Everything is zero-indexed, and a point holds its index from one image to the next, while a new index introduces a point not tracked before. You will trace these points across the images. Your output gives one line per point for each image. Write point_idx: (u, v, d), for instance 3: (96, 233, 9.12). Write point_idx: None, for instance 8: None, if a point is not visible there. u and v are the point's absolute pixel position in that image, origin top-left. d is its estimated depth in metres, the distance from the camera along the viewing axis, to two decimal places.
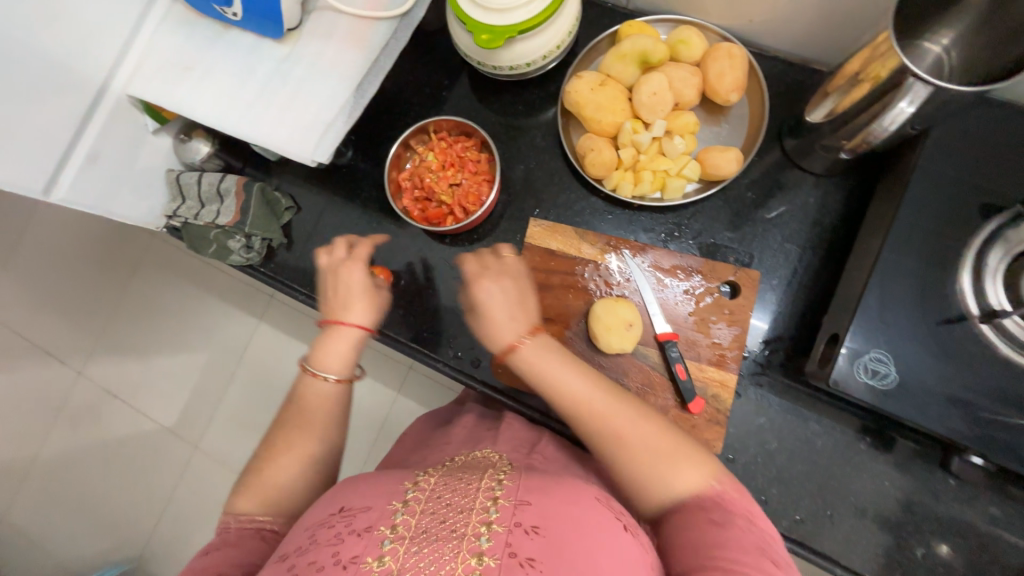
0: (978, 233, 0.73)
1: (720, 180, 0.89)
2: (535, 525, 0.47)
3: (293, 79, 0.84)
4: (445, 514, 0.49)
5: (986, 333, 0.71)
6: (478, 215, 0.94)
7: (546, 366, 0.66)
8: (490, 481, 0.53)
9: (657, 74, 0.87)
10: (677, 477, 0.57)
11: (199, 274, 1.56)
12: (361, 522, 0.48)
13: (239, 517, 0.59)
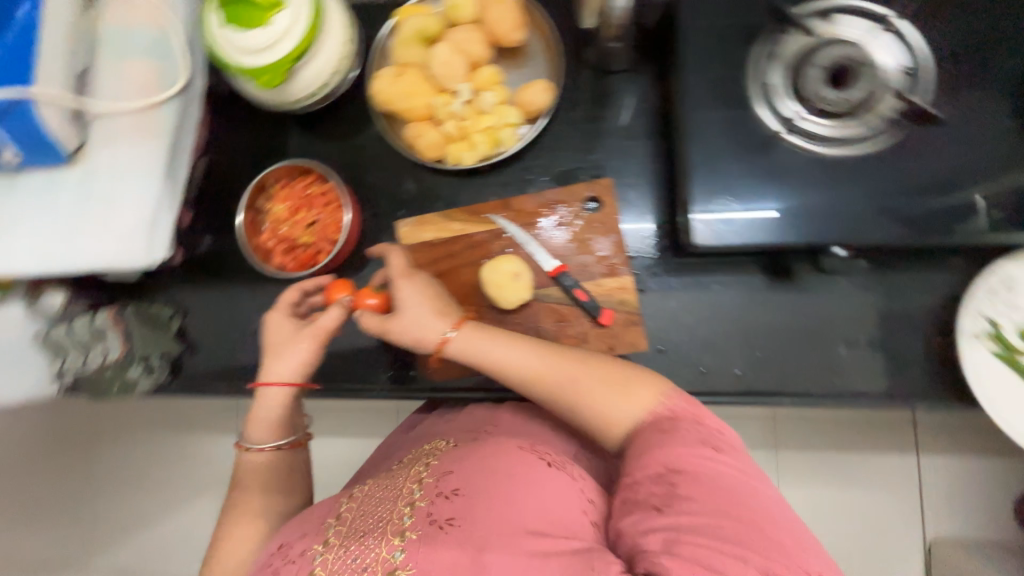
0: (755, 65, 0.81)
1: (541, 114, 0.93)
2: (455, 490, 0.58)
3: (100, 191, 0.83)
4: (366, 517, 0.59)
5: (801, 144, 0.78)
6: (345, 240, 0.94)
7: (478, 351, 0.72)
8: (412, 483, 0.61)
9: (441, 46, 0.90)
10: (627, 401, 0.64)
11: (145, 423, 1.39)
12: (293, 551, 0.59)
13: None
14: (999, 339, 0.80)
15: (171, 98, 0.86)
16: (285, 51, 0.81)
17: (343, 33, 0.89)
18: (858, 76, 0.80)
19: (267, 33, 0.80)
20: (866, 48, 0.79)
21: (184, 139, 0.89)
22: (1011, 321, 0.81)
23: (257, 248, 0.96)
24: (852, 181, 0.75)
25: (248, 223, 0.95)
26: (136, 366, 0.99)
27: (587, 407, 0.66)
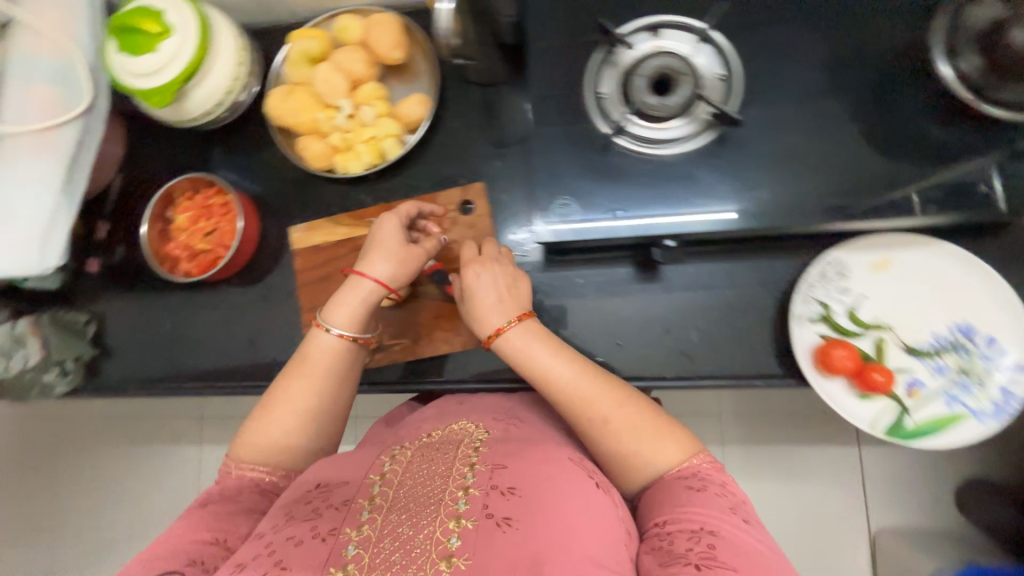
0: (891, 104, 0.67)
1: (422, 127, 0.79)
2: (511, 486, 0.51)
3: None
4: (425, 482, 0.54)
5: (624, 149, 0.68)
6: (236, 250, 0.78)
7: (528, 349, 0.62)
8: (467, 450, 0.57)
9: (322, 65, 0.77)
10: (657, 453, 0.57)
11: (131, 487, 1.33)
12: (339, 496, 0.55)
13: (240, 464, 0.62)
14: (827, 322, 0.66)
15: (72, 119, 0.72)
16: (173, 72, 0.71)
17: (238, 50, 0.77)
18: (686, 84, 0.63)
19: (151, 60, 0.70)
20: (704, 82, 0.64)
21: (91, 157, 0.75)
22: (843, 304, 0.67)
23: (159, 258, 0.82)
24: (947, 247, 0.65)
25: (152, 235, 0.81)
26: (51, 368, 0.83)
27: (633, 445, 0.57)
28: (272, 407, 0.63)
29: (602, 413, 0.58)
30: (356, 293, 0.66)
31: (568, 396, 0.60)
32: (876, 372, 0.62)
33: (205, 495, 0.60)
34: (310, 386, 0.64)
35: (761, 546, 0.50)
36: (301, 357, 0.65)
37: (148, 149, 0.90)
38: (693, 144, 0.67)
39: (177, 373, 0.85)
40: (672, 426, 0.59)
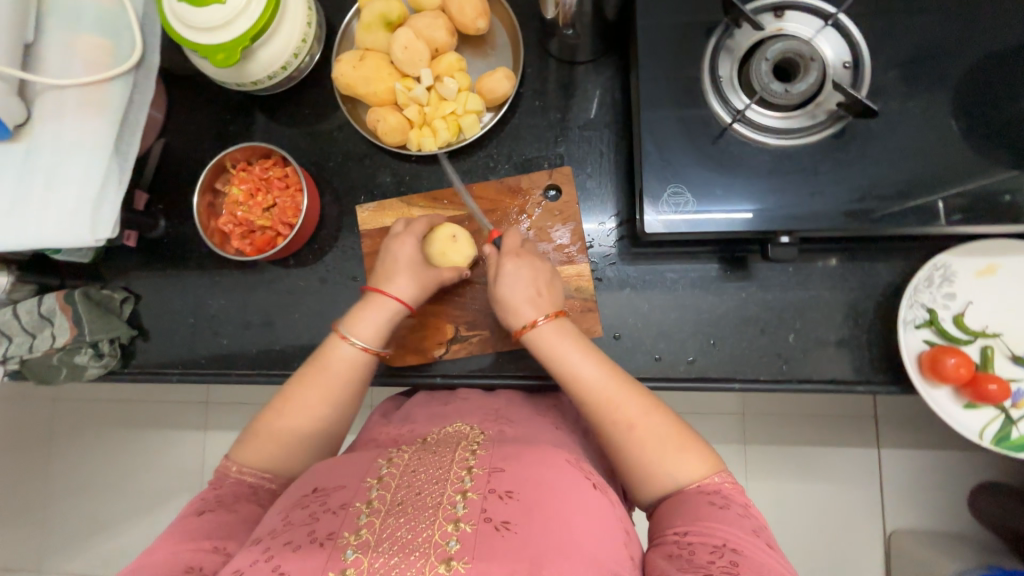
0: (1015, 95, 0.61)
1: (506, 105, 0.73)
2: (508, 490, 0.46)
3: (40, 172, 0.61)
4: (421, 486, 0.48)
5: (744, 137, 0.62)
6: (302, 229, 0.73)
7: (561, 353, 0.59)
8: (465, 452, 0.52)
9: (402, 29, 0.70)
10: (678, 466, 0.52)
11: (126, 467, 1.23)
12: (335, 500, 0.48)
13: (237, 467, 0.57)
14: (933, 328, 0.65)
15: (121, 74, 0.64)
16: (242, 29, 0.64)
17: (305, 7, 0.70)
18: (811, 73, 0.60)
19: (218, 13, 0.62)
20: (829, 71, 0.60)
21: (141, 117, 0.67)
22: (950, 309, 0.65)
23: (209, 233, 0.75)
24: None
25: (202, 206, 0.73)
26: (83, 349, 0.75)
27: (647, 455, 0.53)
28: (283, 410, 0.59)
29: (630, 416, 0.54)
30: (381, 311, 0.64)
31: (592, 392, 0.56)
32: (990, 382, 0.61)
33: (200, 501, 0.54)
34: (326, 395, 0.60)
35: (779, 568, 0.46)
36: (319, 361, 0.61)
37: (194, 114, 0.82)
38: (829, 133, 0.60)
39: (224, 361, 0.78)
40: (696, 439, 0.54)
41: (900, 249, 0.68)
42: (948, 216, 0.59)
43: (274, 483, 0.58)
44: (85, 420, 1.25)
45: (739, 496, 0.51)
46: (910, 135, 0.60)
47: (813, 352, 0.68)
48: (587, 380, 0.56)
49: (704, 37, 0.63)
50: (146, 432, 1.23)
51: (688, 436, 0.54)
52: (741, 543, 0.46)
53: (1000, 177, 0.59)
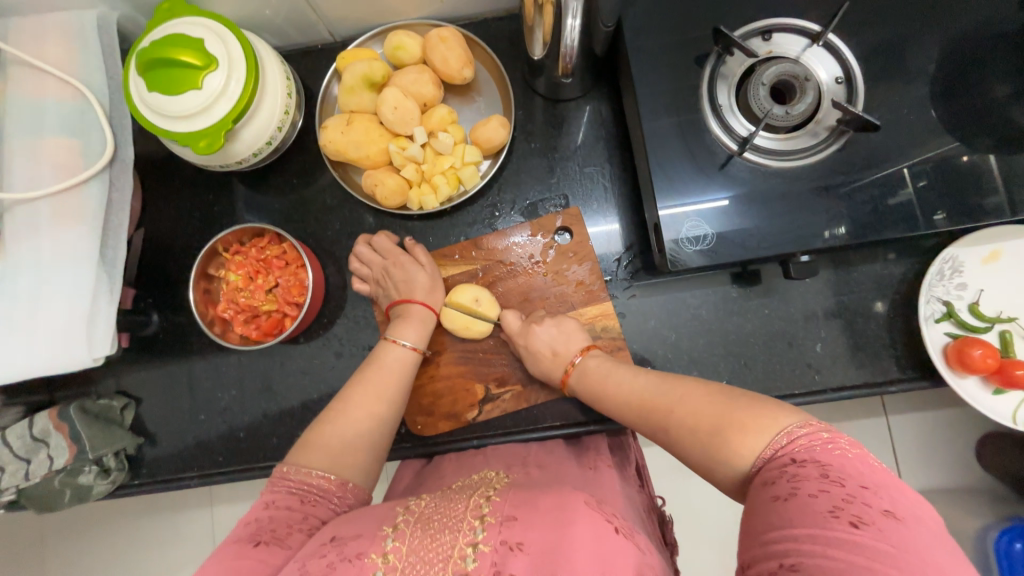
0: (999, 90, 0.63)
1: (503, 152, 0.72)
2: (521, 540, 0.42)
3: (22, 295, 0.56)
4: (433, 537, 0.44)
5: (753, 162, 0.62)
6: (311, 307, 0.69)
7: (594, 376, 0.62)
8: (479, 498, 0.48)
9: (387, 88, 0.68)
10: (733, 440, 0.45)
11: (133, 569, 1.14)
12: (352, 550, 0.44)
13: (299, 470, 0.53)
14: (953, 319, 0.66)
15: (96, 175, 0.60)
16: (223, 113, 0.60)
17: (284, 78, 0.67)
18: (807, 93, 0.61)
19: (195, 100, 0.59)
20: (824, 88, 0.62)
21: (123, 218, 0.62)
22: (964, 299, 0.67)
23: (210, 322, 0.70)
24: None
25: (199, 297, 0.69)
26: (87, 467, 0.70)
27: (704, 438, 0.48)
28: (342, 410, 0.59)
29: (667, 407, 0.53)
30: (415, 317, 0.68)
31: (627, 399, 0.57)
32: (1017, 367, 0.62)
33: (256, 525, 0.47)
34: (384, 389, 0.62)
35: (888, 552, 0.33)
36: (372, 364, 0.64)
37: (174, 199, 0.77)
38: (834, 148, 0.61)
39: (243, 454, 0.74)
40: (748, 404, 0.47)
41: (907, 245, 0.69)
42: (957, 213, 0.60)
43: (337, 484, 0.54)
44: (80, 523, 1.15)
45: (826, 463, 0.39)
46: (906, 140, 0.62)
47: (841, 358, 0.69)
48: (620, 390, 0.58)
49: (697, 66, 0.64)
50: (151, 526, 1.15)
51: (735, 404, 0.48)
52: (820, 541, 0.34)
53: (997, 170, 0.61)
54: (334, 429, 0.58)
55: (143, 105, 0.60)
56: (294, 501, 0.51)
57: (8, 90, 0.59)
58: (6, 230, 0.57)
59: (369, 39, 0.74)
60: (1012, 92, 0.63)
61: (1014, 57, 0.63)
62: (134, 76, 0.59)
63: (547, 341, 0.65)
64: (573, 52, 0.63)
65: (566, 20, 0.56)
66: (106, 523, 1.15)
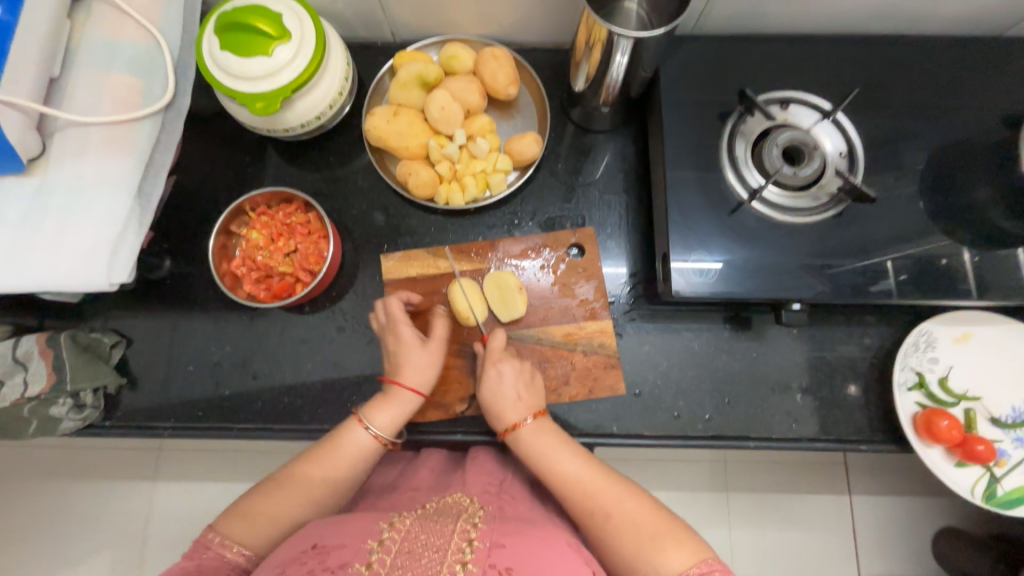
0: (982, 188, 0.70)
1: (533, 167, 0.77)
2: (508, 567, 0.45)
3: (53, 210, 0.58)
4: (422, 553, 0.45)
5: (759, 211, 0.68)
6: (326, 276, 0.71)
7: (537, 442, 0.60)
8: (466, 523, 0.50)
9: (439, 90, 0.73)
10: (660, 558, 0.50)
11: (67, 521, 1.08)
12: (335, 559, 0.45)
13: (228, 531, 0.53)
14: (924, 390, 0.71)
15: (151, 115, 0.63)
16: (285, 81, 0.64)
17: (344, 64, 0.72)
18: (814, 159, 0.69)
19: (262, 65, 0.63)
20: (828, 159, 0.70)
21: (167, 158, 0.66)
22: (935, 372, 0.72)
23: (221, 274, 0.72)
24: (1011, 329, 0.72)
25: (217, 247, 0.70)
26: (62, 399, 0.69)
27: (626, 544, 0.51)
28: (288, 480, 0.57)
29: (606, 505, 0.54)
30: (399, 404, 0.64)
31: (568, 481, 0.56)
32: (979, 443, 0.66)
33: (187, 567, 0.49)
34: (326, 478, 0.58)
35: None
36: (328, 445, 0.61)
37: (211, 153, 0.80)
38: (832, 213, 0.68)
39: (224, 412, 0.73)
40: (675, 522, 0.53)
41: (887, 314, 0.75)
42: (933, 289, 0.66)
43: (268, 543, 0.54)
44: (14, 468, 1.10)
45: None
46: (897, 218, 0.69)
47: (819, 410, 0.72)
48: (564, 471, 0.57)
49: (720, 121, 0.70)
50: (89, 483, 1.09)
51: (666, 523, 0.52)
52: None
53: (969, 257, 0.67)
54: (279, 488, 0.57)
55: (212, 62, 0.64)
56: (214, 562, 0.50)
57: (87, 23, 0.62)
58: (54, 148, 0.59)
59: (426, 45, 0.80)
60: (991, 193, 0.70)
61: (994, 163, 0.71)
62: (210, 35, 0.64)
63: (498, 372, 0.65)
64: (616, 86, 0.69)
65: (616, 56, 0.62)
66: (51, 467, 1.10)
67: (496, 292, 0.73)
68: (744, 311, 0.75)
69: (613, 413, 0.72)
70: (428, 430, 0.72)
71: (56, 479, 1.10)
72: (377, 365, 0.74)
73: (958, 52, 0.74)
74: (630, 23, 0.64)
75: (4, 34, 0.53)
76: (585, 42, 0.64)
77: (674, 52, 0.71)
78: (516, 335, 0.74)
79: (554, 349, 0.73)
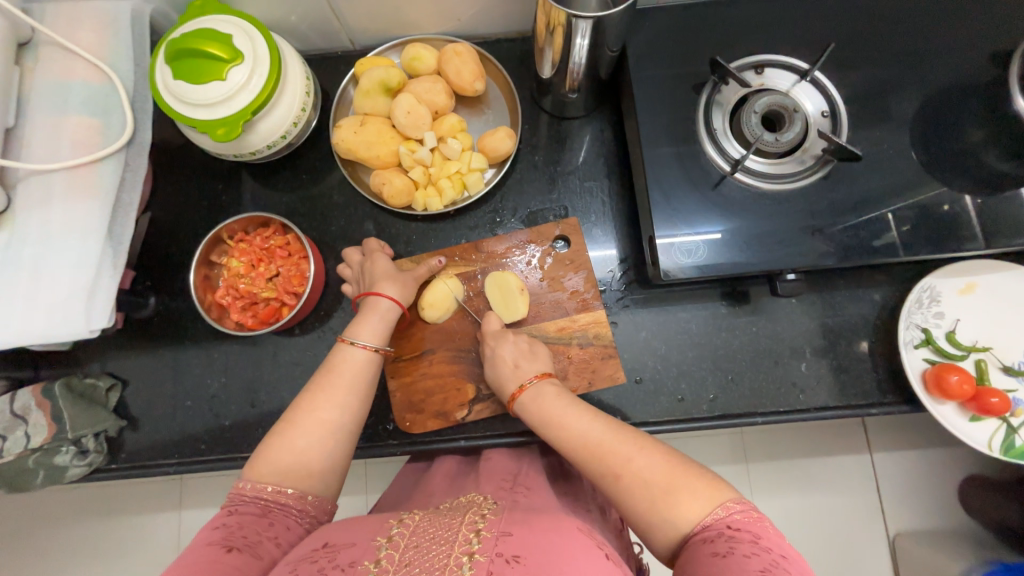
0: (973, 132, 0.68)
1: (508, 161, 0.75)
2: (516, 554, 0.43)
3: (25, 263, 0.57)
4: (429, 546, 0.44)
5: (743, 182, 0.66)
6: (311, 296, 0.70)
7: (547, 410, 0.59)
8: (474, 516, 0.49)
9: (404, 94, 0.71)
10: (677, 511, 0.47)
11: (95, 560, 1.10)
12: (344, 557, 0.45)
13: (254, 485, 0.52)
14: (931, 346, 0.69)
15: (112, 154, 0.62)
16: (243, 103, 0.63)
17: (304, 78, 0.70)
18: (795, 122, 0.67)
19: (218, 89, 0.61)
20: (810, 120, 0.67)
21: (134, 197, 0.65)
22: (942, 328, 0.70)
23: (207, 307, 0.71)
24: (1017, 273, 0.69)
25: (198, 280, 0.70)
26: (65, 447, 0.69)
27: (640, 501, 0.49)
28: (297, 418, 0.56)
29: (618, 461, 0.51)
30: (376, 313, 0.65)
31: (578, 445, 0.55)
32: (992, 395, 0.65)
33: (223, 530, 0.48)
34: (335, 398, 0.58)
35: None
36: (325, 368, 0.60)
37: (183, 185, 0.79)
38: (818, 176, 0.66)
39: (227, 443, 0.73)
40: (689, 470, 0.50)
41: (886, 273, 0.73)
42: (932, 242, 0.64)
43: (295, 492, 0.53)
44: (39, 517, 1.11)
45: (755, 527, 0.45)
46: (887, 173, 0.66)
47: (825, 378, 0.71)
48: (575, 434, 0.55)
49: (694, 93, 0.68)
50: (113, 524, 1.11)
51: (681, 473, 0.49)
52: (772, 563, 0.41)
53: (966, 206, 0.65)
54: (288, 425, 0.56)
55: (167, 92, 0.63)
56: (254, 514, 0.50)
57: (36, 68, 0.61)
58: (19, 200, 0.58)
59: (386, 49, 0.78)
60: (984, 136, 0.68)
61: (984, 105, 0.68)
62: (162, 64, 0.62)
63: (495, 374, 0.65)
64: (580, 69, 0.67)
65: (576, 39, 0.60)
66: (72, 510, 1.11)
67: (496, 292, 0.72)
68: (740, 286, 0.73)
69: (616, 404, 0.71)
70: (431, 441, 0.71)
71: (79, 522, 1.11)
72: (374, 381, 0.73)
73: None
74: (591, 4, 0.62)
75: None
76: (545, 28, 0.62)
77: (639, 28, 0.69)
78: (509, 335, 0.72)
79: (550, 346, 0.72)
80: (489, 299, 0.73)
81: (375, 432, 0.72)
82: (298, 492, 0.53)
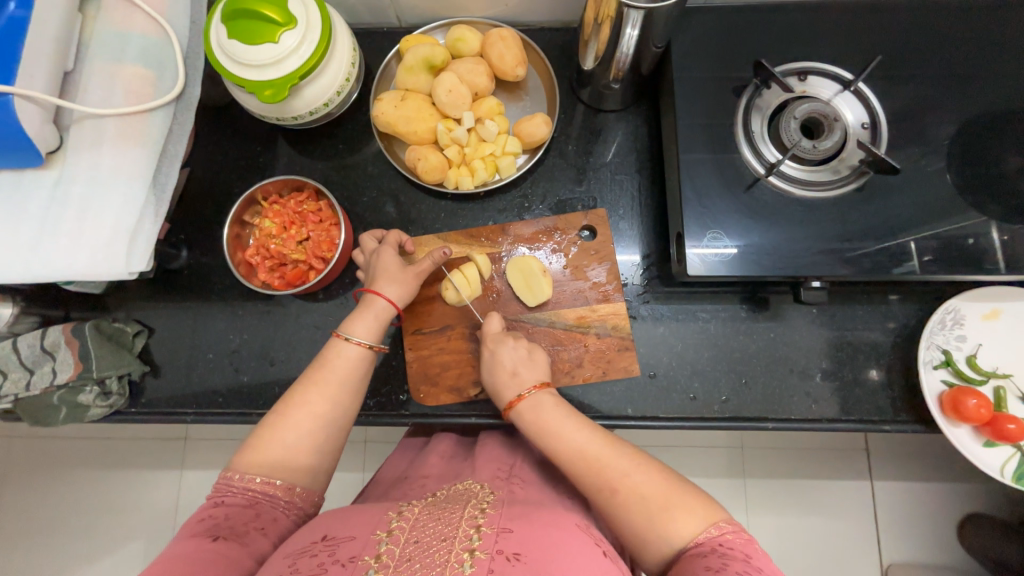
0: (1016, 158, 0.67)
1: (542, 149, 0.76)
2: (517, 551, 0.44)
3: (73, 203, 0.59)
4: (430, 542, 0.45)
5: (777, 187, 0.67)
6: (338, 262, 0.72)
7: (545, 421, 0.58)
8: (474, 509, 0.49)
9: (447, 73, 0.72)
10: (670, 529, 0.48)
11: (97, 506, 1.13)
12: (344, 552, 0.45)
13: (240, 477, 0.52)
14: (950, 368, 0.69)
15: (162, 106, 0.64)
16: (292, 68, 0.64)
17: (350, 49, 0.72)
18: (835, 131, 0.67)
19: (270, 51, 0.63)
20: (849, 131, 0.68)
21: (180, 148, 0.66)
22: (963, 351, 0.69)
23: (237, 264, 0.73)
24: None
25: (231, 237, 0.71)
26: (89, 387, 0.70)
27: (632, 519, 0.49)
28: (285, 411, 0.56)
29: (613, 476, 0.52)
30: (371, 312, 0.64)
31: (577, 458, 0.54)
32: (1009, 421, 0.64)
33: (210, 522, 0.49)
34: (326, 393, 0.57)
35: None
36: (319, 363, 0.60)
37: (223, 144, 0.81)
38: (853, 187, 0.66)
39: (243, 398, 0.74)
40: (684, 489, 0.51)
41: (911, 292, 0.73)
42: (962, 263, 0.64)
43: (282, 485, 0.53)
44: (48, 458, 1.14)
45: (745, 546, 0.46)
46: (923, 190, 0.66)
47: (839, 391, 0.71)
48: (573, 447, 0.55)
49: (735, 95, 0.69)
50: (118, 472, 1.13)
51: (678, 491, 0.50)
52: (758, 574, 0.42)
53: (1000, 230, 0.64)
54: (281, 414, 0.56)
55: (220, 51, 0.64)
56: (240, 505, 0.51)
57: (99, 16, 0.63)
58: (71, 141, 0.60)
59: (432, 28, 0.79)
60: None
61: None
62: (218, 24, 0.64)
63: (509, 359, 0.65)
64: (627, 60, 0.67)
65: (626, 30, 0.61)
66: (80, 454, 1.14)
67: (518, 275, 0.73)
68: (761, 291, 0.73)
69: (627, 395, 0.71)
70: (442, 414, 0.72)
71: (85, 466, 1.14)
72: (391, 351, 0.74)
73: (992, 14, 0.70)
74: None
75: (18, 29, 0.54)
76: (594, 19, 0.63)
77: (686, 25, 0.69)
78: (528, 318, 0.73)
79: (567, 333, 0.72)
80: (509, 281, 0.74)
81: (388, 401, 0.73)
82: (284, 487, 0.53)
